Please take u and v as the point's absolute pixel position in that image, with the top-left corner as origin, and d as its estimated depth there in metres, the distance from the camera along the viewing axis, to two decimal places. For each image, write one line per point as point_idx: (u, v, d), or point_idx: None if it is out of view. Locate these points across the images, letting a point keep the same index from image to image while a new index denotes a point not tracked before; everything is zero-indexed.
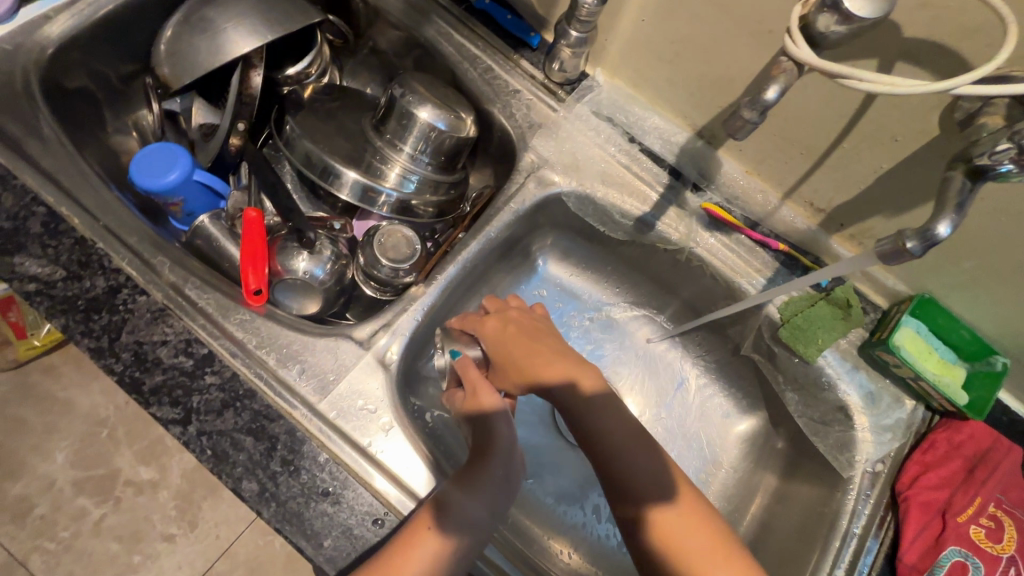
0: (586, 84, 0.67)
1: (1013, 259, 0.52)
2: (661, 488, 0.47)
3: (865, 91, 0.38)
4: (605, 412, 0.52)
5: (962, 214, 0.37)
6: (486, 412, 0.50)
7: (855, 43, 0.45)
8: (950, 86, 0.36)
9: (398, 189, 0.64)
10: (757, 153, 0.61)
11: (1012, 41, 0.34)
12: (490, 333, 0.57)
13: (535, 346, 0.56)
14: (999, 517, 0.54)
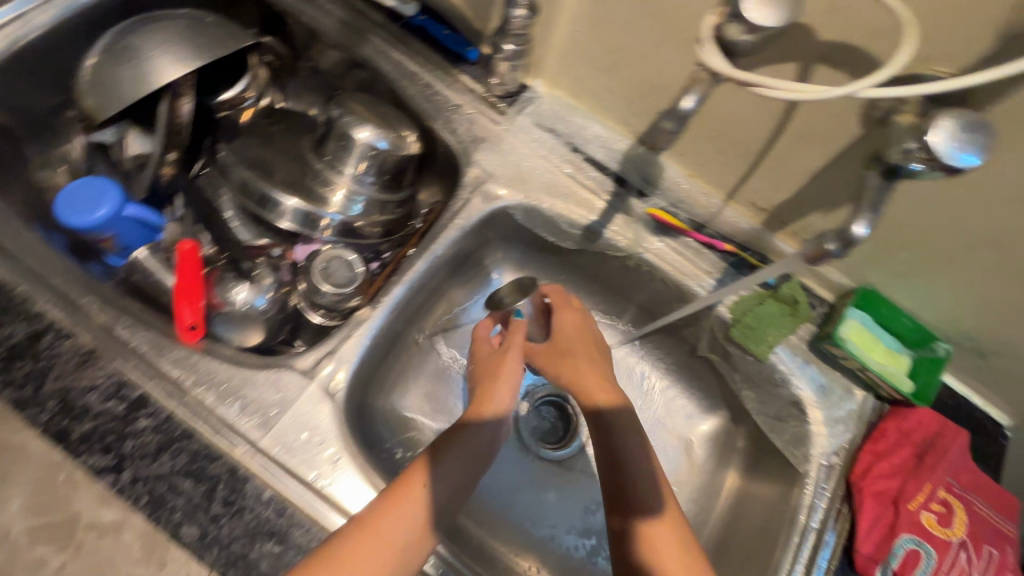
0: (525, 96, 0.67)
1: (944, 249, 0.53)
2: (647, 503, 0.49)
3: (777, 97, 0.38)
4: (634, 436, 0.54)
5: (879, 214, 0.38)
6: (505, 372, 0.58)
7: (773, 47, 0.46)
8: (852, 91, 0.36)
9: (343, 213, 0.63)
10: (697, 157, 0.61)
11: (909, 45, 0.34)
12: (566, 328, 0.61)
13: (581, 353, 0.60)
14: (950, 502, 0.55)
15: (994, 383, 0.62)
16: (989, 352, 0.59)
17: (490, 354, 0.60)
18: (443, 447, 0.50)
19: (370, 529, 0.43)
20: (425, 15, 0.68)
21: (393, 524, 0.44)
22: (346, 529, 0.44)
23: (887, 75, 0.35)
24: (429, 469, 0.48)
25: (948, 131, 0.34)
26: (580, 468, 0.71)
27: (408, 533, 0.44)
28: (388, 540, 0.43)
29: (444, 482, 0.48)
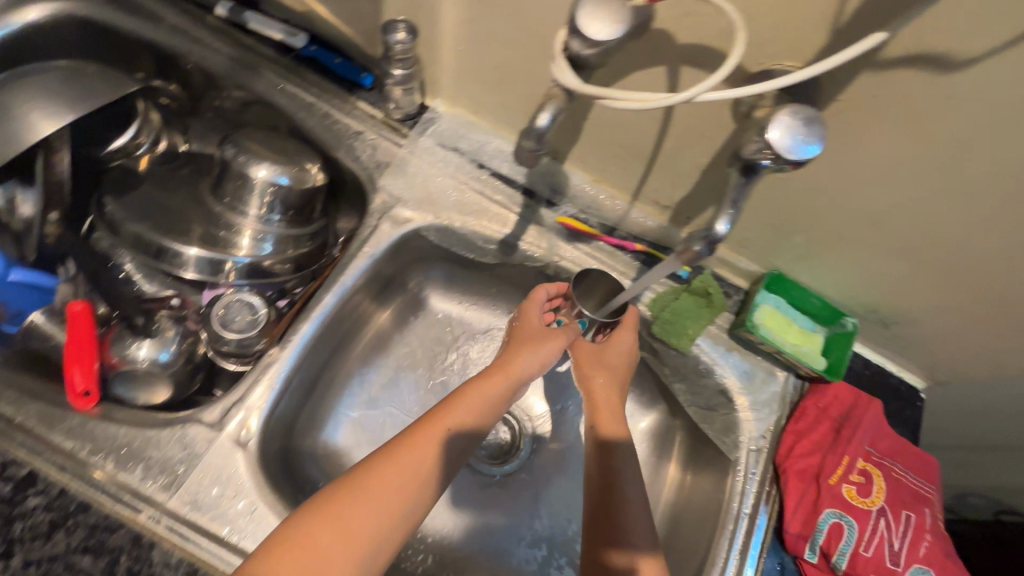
0: (426, 117, 0.67)
1: (834, 230, 0.55)
2: (632, 538, 0.50)
3: (623, 108, 0.39)
4: (634, 472, 0.54)
5: (738, 210, 0.40)
6: (546, 347, 0.57)
7: (640, 52, 0.47)
8: (693, 95, 0.37)
9: (253, 255, 0.61)
10: (598, 162, 0.62)
11: (736, 50, 0.35)
12: (618, 345, 0.60)
13: (616, 372, 0.59)
14: (868, 470, 0.57)
15: (902, 351, 0.65)
16: (893, 322, 0.62)
17: (540, 327, 0.59)
18: (469, 391, 0.52)
19: (390, 460, 0.45)
20: (316, 45, 0.67)
21: (412, 462, 0.45)
22: (370, 459, 0.45)
23: (718, 79, 0.36)
24: (455, 408, 0.50)
25: (786, 126, 0.36)
26: (524, 481, 0.71)
27: (427, 470, 0.46)
28: (407, 473, 0.45)
29: (466, 421, 0.50)
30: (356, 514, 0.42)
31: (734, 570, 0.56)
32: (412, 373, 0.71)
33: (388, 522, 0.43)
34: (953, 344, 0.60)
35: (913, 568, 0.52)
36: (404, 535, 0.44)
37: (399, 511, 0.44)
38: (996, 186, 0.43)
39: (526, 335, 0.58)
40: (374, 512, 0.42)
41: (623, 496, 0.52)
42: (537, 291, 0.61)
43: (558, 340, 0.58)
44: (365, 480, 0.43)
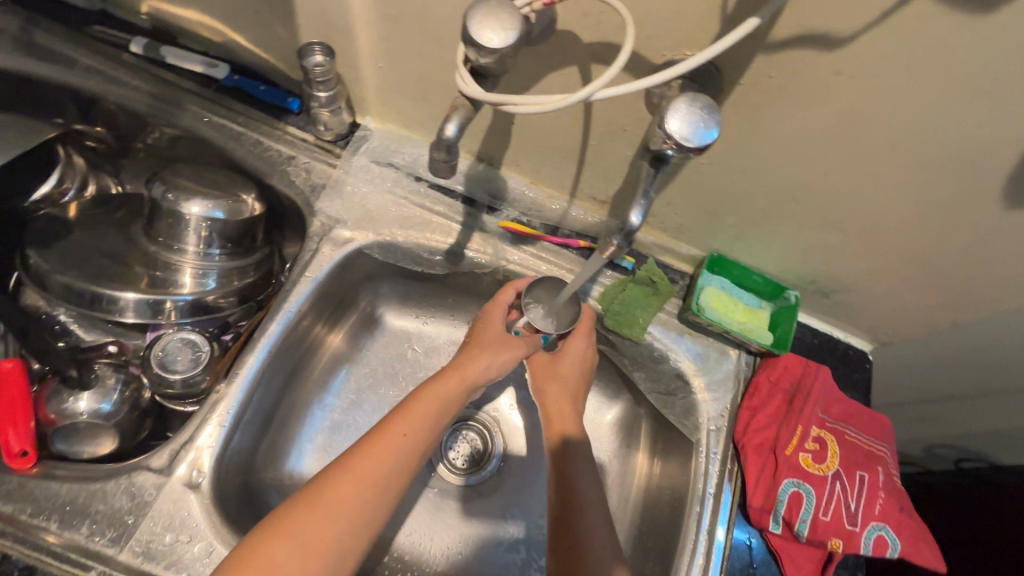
0: (358, 135, 0.67)
1: (761, 209, 0.56)
2: (596, 547, 0.51)
3: (525, 113, 0.40)
4: (590, 479, 0.56)
5: (649, 200, 0.42)
6: (503, 356, 0.58)
7: (549, 53, 0.47)
8: (587, 94, 0.39)
9: (196, 291, 0.60)
10: (532, 164, 0.63)
11: (624, 47, 0.37)
12: (570, 357, 0.62)
13: (567, 382, 0.62)
14: (823, 437, 0.58)
15: (845, 317, 0.67)
16: (832, 291, 0.64)
17: (501, 332, 0.59)
18: (424, 395, 0.52)
19: (346, 469, 0.45)
20: (238, 75, 0.67)
21: (369, 468, 0.45)
22: (328, 468, 0.45)
23: (608, 78, 0.38)
24: (413, 412, 0.50)
25: (682, 116, 0.37)
26: (498, 485, 0.71)
27: (384, 474, 0.46)
28: (364, 480, 0.45)
29: (423, 423, 0.50)
30: (314, 524, 0.41)
31: (703, 550, 0.57)
32: (374, 394, 0.71)
33: (351, 528, 0.43)
34: (888, 305, 0.62)
35: (870, 526, 0.54)
36: (365, 544, 0.44)
37: (360, 518, 0.43)
38: (897, 151, 0.45)
39: (483, 337, 0.58)
40: (333, 519, 0.42)
41: (580, 503, 0.54)
42: (502, 294, 0.61)
43: (515, 349, 0.59)
44: (323, 489, 0.43)
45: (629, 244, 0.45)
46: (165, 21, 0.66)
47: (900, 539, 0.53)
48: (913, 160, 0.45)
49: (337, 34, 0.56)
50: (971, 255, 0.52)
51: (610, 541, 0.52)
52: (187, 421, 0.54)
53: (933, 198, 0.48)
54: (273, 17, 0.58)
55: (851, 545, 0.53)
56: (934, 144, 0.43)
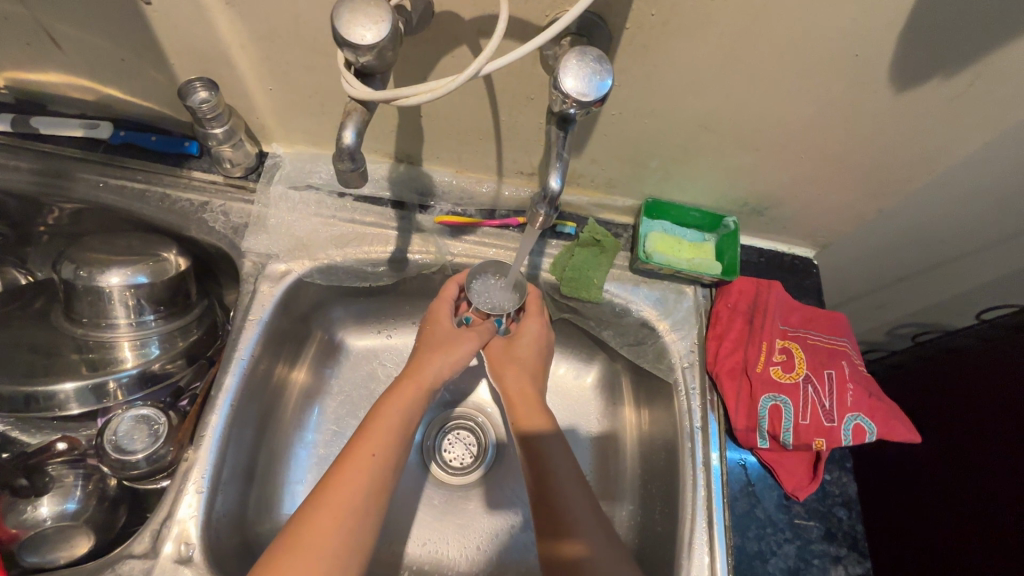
0: (269, 165, 0.65)
1: (680, 145, 0.57)
2: (579, 522, 0.52)
3: (419, 103, 0.39)
4: (562, 452, 0.57)
5: (564, 162, 0.42)
6: (455, 353, 0.58)
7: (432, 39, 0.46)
8: (476, 70, 0.38)
9: (140, 362, 0.58)
10: (452, 154, 0.62)
11: (498, 18, 0.37)
12: (524, 338, 0.62)
13: (525, 363, 0.61)
14: (787, 347, 0.61)
15: (785, 231, 0.70)
16: (766, 209, 0.66)
17: (450, 329, 0.59)
18: (384, 410, 0.52)
19: (323, 504, 0.45)
20: (124, 130, 0.63)
21: (344, 496, 0.46)
22: (305, 506, 0.45)
23: (491, 50, 0.37)
24: (378, 431, 0.50)
25: (575, 73, 0.37)
26: (500, 471, 0.72)
27: (360, 498, 0.46)
28: (343, 508, 0.45)
29: (388, 438, 0.50)
30: (304, 562, 0.42)
31: (704, 481, 0.57)
32: (354, 419, 0.69)
33: (337, 560, 0.43)
34: (820, 210, 0.65)
35: (847, 417, 0.56)
36: (359, 565, 0.45)
37: (345, 546, 0.44)
38: (787, 61, 0.46)
39: (434, 338, 0.59)
40: (318, 555, 0.42)
41: (558, 478, 0.55)
42: (446, 289, 0.61)
43: (466, 344, 0.59)
44: (303, 528, 0.43)
45: (557, 209, 0.45)
46: (29, 91, 0.61)
47: (874, 422, 0.56)
48: (802, 67, 0.46)
49: (215, 66, 0.54)
50: (878, 143, 0.54)
51: (590, 507, 0.54)
52: (161, 498, 0.52)
53: (831, 98, 0.49)
54: (143, 62, 0.54)
55: (833, 440, 0.56)
56: (819, 47, 0.44)
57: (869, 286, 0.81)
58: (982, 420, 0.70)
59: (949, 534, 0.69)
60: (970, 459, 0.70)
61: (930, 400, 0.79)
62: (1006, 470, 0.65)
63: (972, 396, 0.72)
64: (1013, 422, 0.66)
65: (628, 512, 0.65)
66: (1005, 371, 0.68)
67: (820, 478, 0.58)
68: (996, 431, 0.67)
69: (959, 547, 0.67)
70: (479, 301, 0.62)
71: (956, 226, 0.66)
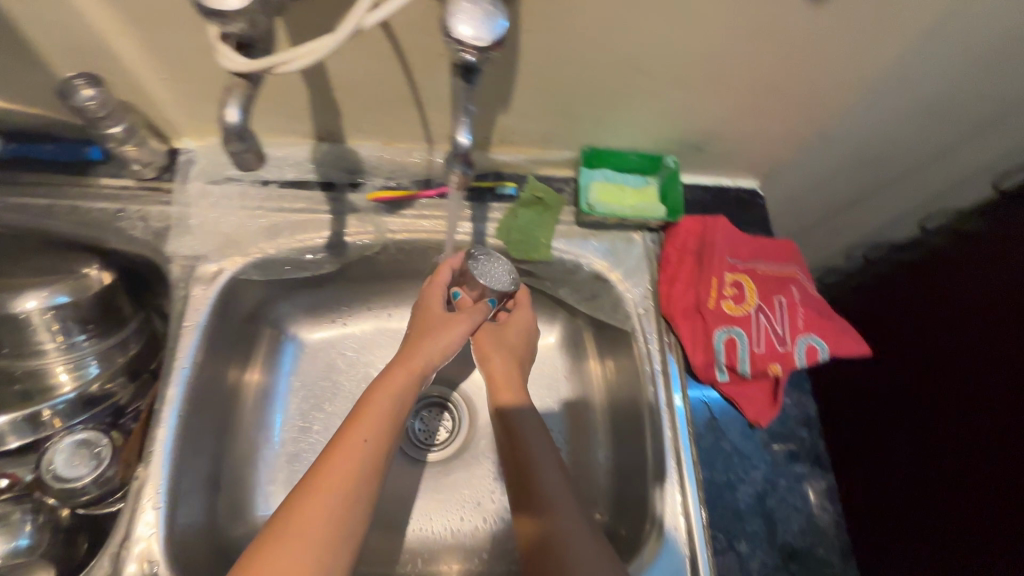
0: (183, 161, 0.61)
1: (608, 87, 0.55)
2: (555, 502, 0.52)
3: (303, 69, 0.35)
4: (539, 432, 0.57)
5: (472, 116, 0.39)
6: (445, 337, 0.56)
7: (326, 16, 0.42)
8: (359, 22, 0.34)
9: (79, 383, 0.55)
10: (375, 126, 0.59)
11: None
12: (515, 325, 0.63)
13: (515, 348, 0.62)
14: (737, 280, 0.61)
15: (727, 164, 0.69)
16: (704, 144, 0.65)
17: (443, 312, 0.58)
18: (375, 397, 0.50)
19: (312, 494, 0.43)
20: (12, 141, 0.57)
21: (335, 484, 0.44)
22: (293, 495, 0.44)
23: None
24: (369, 416, 0.49)
25: (467, 17, 0.34)
26: (476, 443, 0.71)
27: (352, 484, 0.45)
28: (333, 496, 0.44)
29: (378, 423, 0.49)
30: (295, 552, 0.40)
31: (669, 423, 0.58)
32: (319, 412, 0.67)
33: (327, 549, 0.42)
34: (757, 139, 0.64)
35: (799, 339, 0.57)
36: (350, 555, 0.43)
37: (336, 533, 0.42)
38: None
39: (424, 323, 0.57)
40: (307, 545, 0.41)
41: (537, 456, 0.55)
42: (440, 271, 0.59)
43: (457, 328, 0.57)
44: (294, 517, 0.42)
45: (473, 166, 0.43)
46: None
47: (826, 340, 0.57)
48: None
49: (98, 59, 0.49)
50: (803, 62, 0.53)
51: (563, 479, 0.54)
52: (117, 521, 0.50)
53: (749, 19, 0.48)
54: None
55: (788, 363, 0.57)
56: None
57: (818, 210, 0.82)
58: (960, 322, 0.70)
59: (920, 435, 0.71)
60: (946, 362, 0.70)
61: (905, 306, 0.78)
62: (991, 370, 0.64)
63: (952, 299, 0.72)
64: (997, 321, 0.65)
65: (604, 458, 0.66)
66: (990, 271, 0.68)
67: (781, 402, 0.59)
68: (974, 331, 0.68)
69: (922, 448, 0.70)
70: (485, 280, 0.58)
71: (892, 139, 0.66)
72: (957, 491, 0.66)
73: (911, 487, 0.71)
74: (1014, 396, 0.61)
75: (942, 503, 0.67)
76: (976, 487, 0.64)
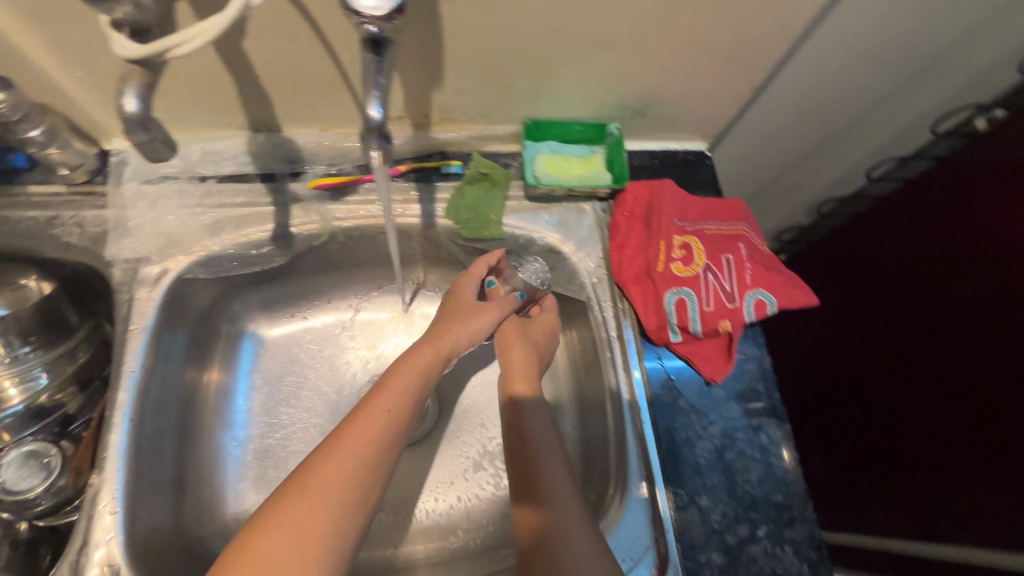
0: (114, 162, 0.60)
1: (540, 56, 0.55)
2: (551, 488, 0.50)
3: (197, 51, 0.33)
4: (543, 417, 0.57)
5: (383, 88, 0.39)
6: (475, 323, 0.59)
7: (219, 3, 0.40)
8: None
9: (28, 395, 0.54)
10: (308, 112, 0.58)
11: None
12: (539, 326, 0.63)
13: (537, 346, 0.62)
14: (685, 242, 0.61)
15: (671, 128, 0.69)
16: (646, 109, 0.65)
17: (472, 301, 0.61)
18: (400, 370, 0.52)
19: (336, 452, 0.44)
20: None
21: (357, 446, 0.45)
22: (315, 453, 0.44)
23: None
24: (391, 388, 0.50)
25: None
26: (448, 426, 0.71)
27: (372, 447, 0.45)
28: (353, 457, 0.44)
29: (404, 396, 0.50)
30: (312, 506, 0.40)
31: (626, 387, 0.59)
32: (287, 407, 0.67)
33: (343, 505, 0.42)
34: (697, 100, 0.64)
35: (747, 294, 0.58)
36: (360, 519, 0.43)
37: (351, 495, 0.42)
38: None
39: (453, 307, 0.60)
40: (326, 501, 0.41)
41: (536, 440, 0.54)
42: (477, 264, 0.63)
43: (487, 316, 0.60)
44: (318, 473, 0.42)
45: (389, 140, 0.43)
46: None
47: (774, 294, 0.58)
48: None
49: (4, 60, 0.48)
50: (730, 17, 0.53)
51: (559, 457, 0.53)
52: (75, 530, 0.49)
53: None
54: None
55: (737, 318, 0.58)
56: None
57: (768, 168, 0.83)
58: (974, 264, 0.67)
59: (944, 388, 0.71)
60: (946, 291, 0.71)
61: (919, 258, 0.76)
62: (971, 282, 0.68)
63: (946, 230, 0.72)
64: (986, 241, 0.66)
65: (571, 425, 0.67)
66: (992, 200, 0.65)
67: (735, 358, 0.60)
68: (982, 266, 0.67)
69: (934, 376, 0.73)
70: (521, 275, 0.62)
71: (830, 91, 0.67)
72: (976, 403, 0.67)
73: (942, 424, 0.72)
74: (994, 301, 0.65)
75: (978, 422, 0.67)
76: (987, 396, 0.66)
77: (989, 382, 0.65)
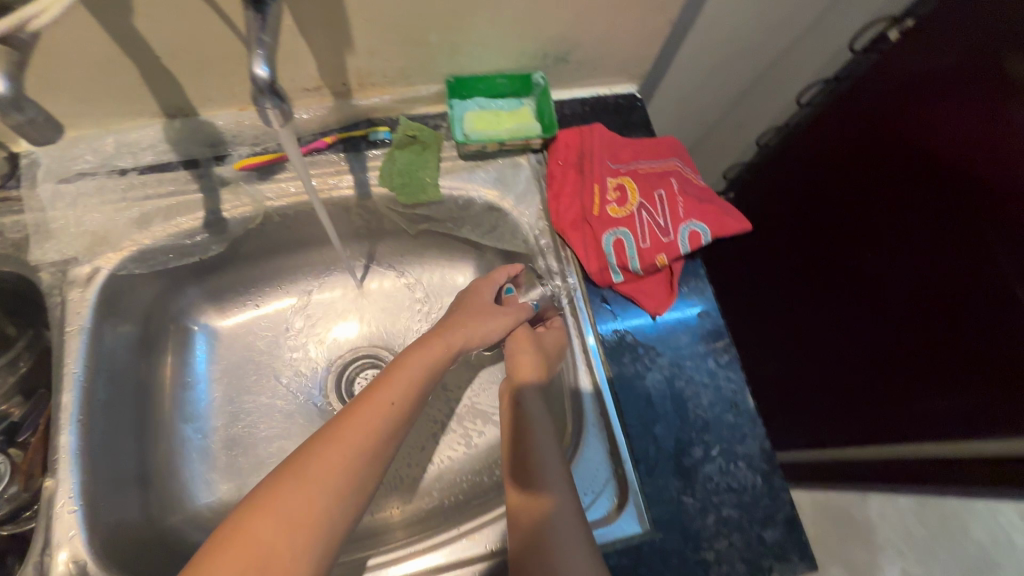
0: (26, 165, 0.58)
1: (448, 10, 0.54)
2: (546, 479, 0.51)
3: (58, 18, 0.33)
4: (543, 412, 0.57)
5: (266, 45, 0.39)
6: (490, 323, 0.60)
7: None
8: None
9: None
10: (221, 92, 0.57)
11: None
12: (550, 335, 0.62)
13: (547, 353, 0.60)
14: (617, 183, 0.62)
15: (597, 73, 0.69)
16: (569, 56, 0.65)
17: (488, 302, 0.62)
18: (410, 361, 0.52)
19: (336, 439, 0.44)
20: None
21: (357, 435, 0.45)
22: (313, 440, 0.45)
23: None
24: (397, 380, 0.50)
25: None
26: None
27: (374, 437, 0.46)
28: (354, 445, 0.45)
29: (407, 390, 0.50)
30: (310, 491, 0.41)
31: (576, 331, 0.60)
32: (250, 395, 0.67)
33: (339, 493, 0.43)
34: (617, 43, 0.64)
35: (681, 227, 0.59)
36: (357, 504, 0.44)
37: (348, 487, 0.43)
38: None
39: (472, 302, 0.62)
40: (320, 489, 0.42)
41: (536, 435, 0.54)
42: (497, 272, 0.64)
43: (501, 316, 0.60)
44: (318, 459, 0.43)
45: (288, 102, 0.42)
46: None
47: (707, 224, 0.59)
48: None
49: None
50: None
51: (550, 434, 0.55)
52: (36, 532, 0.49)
53: None
54: None
55: (673, 252, 0.59)
56: None
57: (703, 106, 0.84)
58: (896, 171, 0.71)
59: (886, 296, 0.75)
60: (870, 201, 0.75)
61: (851, 173, 0.77)
62: (891, 189, 0.71)
63: (860, 142, 0.75)
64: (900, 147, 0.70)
65: None
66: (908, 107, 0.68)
67: (677, 291, 0.62)
68: (898, 170, 0.70)
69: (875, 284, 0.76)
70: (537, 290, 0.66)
71: (748, 20, 0.67)
72: (914, 304, 0.71)
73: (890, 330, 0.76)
74: (913, 202, 0.69)
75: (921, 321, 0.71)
76: (927, 296, 0.69)
77: (922, 280, 0.69)
